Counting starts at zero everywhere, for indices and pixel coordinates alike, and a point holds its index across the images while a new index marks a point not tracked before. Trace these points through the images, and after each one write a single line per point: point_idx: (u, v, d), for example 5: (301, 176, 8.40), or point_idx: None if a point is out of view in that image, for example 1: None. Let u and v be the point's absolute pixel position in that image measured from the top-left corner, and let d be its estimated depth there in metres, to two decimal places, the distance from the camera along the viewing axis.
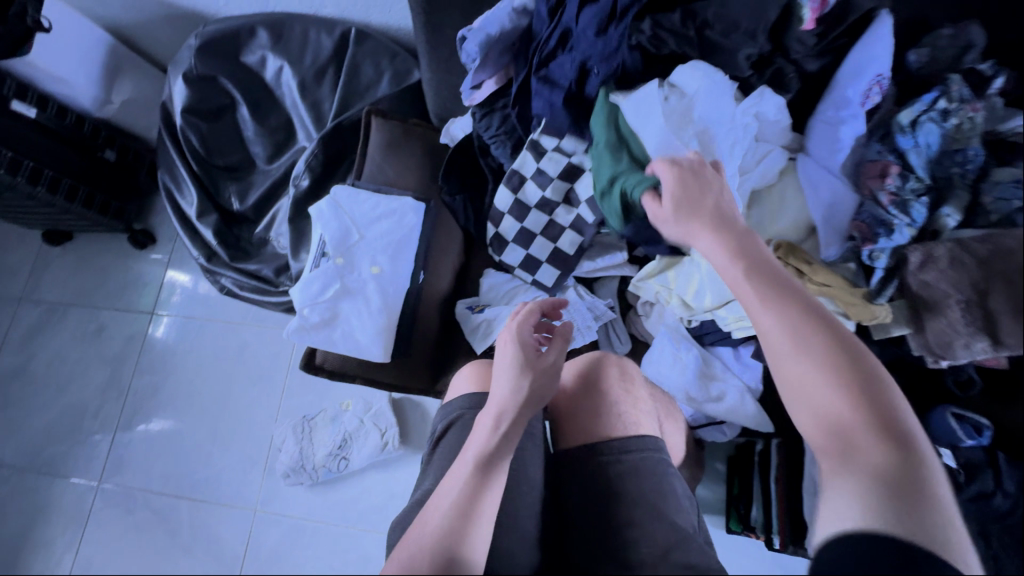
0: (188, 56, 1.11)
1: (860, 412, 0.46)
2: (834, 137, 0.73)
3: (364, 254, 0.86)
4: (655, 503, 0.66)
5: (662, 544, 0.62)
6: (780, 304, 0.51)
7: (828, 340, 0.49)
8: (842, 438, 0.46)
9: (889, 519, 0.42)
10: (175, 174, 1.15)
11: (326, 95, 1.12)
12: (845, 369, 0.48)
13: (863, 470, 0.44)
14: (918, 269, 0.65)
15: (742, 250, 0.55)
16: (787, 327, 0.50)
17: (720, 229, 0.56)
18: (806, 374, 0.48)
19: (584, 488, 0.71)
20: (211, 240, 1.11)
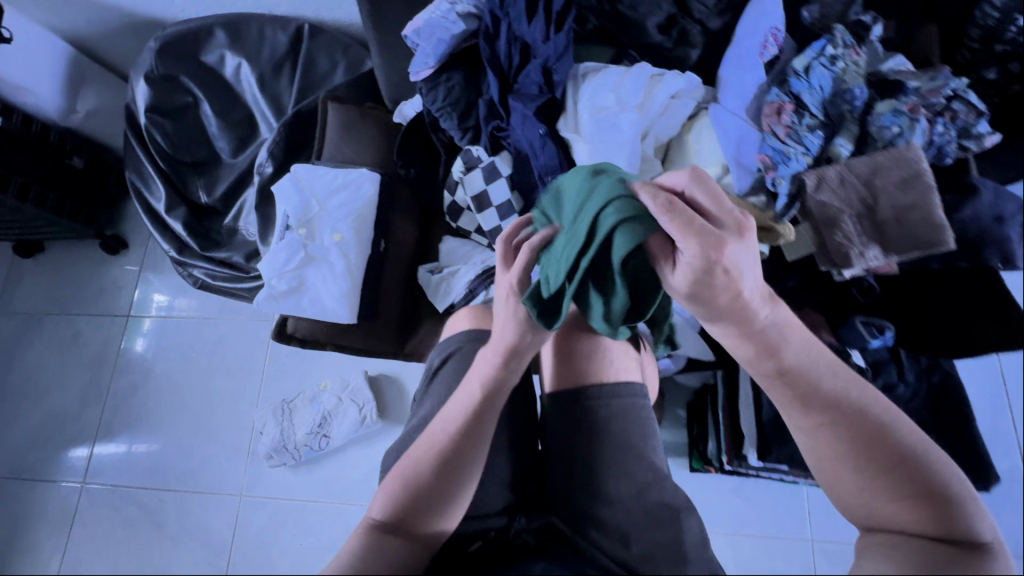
0: (148, 58, 1.16)
1: (918, 524, 0.47)
2: (738, 84, 0.82)
3: (325, 223, 0.92)
4: (640, 447, 0.68)
5: (640, 483, 0.66)
6: (830, 413, 0.51)
7: (885, 453, 0.49)
8: (855, 480, 0.50)
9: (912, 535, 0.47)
10: (143, 174, 1.20)
11: (284, 88, 1.19)
12: (844, 414, 0.51)
13: (880, 497, 0.49)
14: (814, 190, 0.74)
15: (781, 326, 0.52)
16: (839, 441, 0.50)
17: (737, 324, 0.51)
18: (860, 490, 0.49)
19: (567, 430, 0.70)
20: (181, 232, 1.17)
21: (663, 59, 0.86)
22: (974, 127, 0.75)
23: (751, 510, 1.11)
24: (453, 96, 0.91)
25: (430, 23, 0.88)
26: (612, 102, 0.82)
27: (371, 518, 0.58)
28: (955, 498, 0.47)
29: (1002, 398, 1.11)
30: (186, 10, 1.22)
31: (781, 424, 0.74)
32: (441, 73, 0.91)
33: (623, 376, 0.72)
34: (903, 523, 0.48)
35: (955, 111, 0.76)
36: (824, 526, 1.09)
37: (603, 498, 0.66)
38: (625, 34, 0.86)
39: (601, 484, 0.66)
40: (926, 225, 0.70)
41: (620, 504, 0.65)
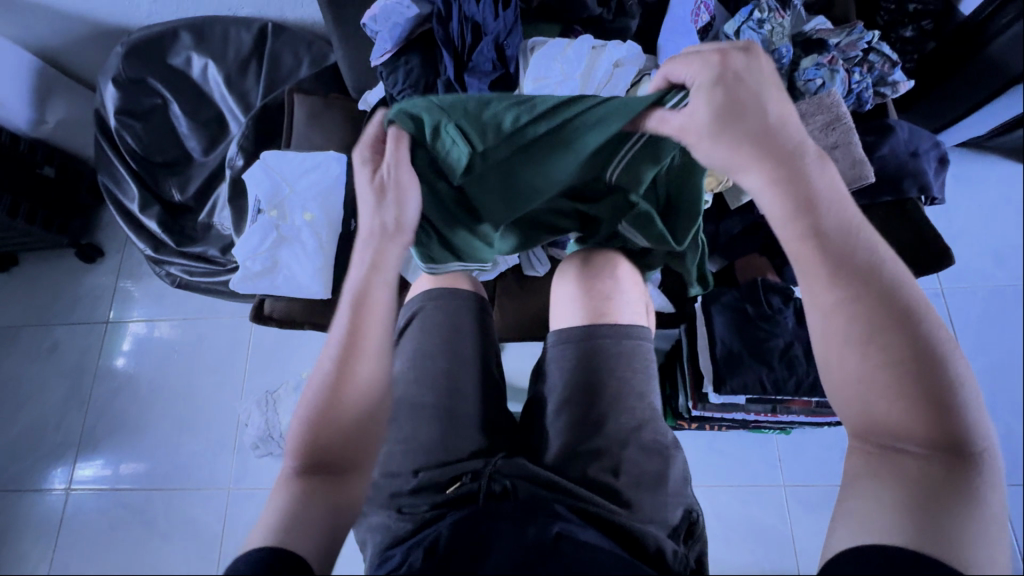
0: (115, 62, 1.20)
1: (916, 413, 0.45)
2: (674, 49, 0.88)
3: (296, 204, 0.96)
4: (635, 395, 0.68)
5: (633, 429, 0.66)
6: (862, 280, 0.47)
7: (906, 332, 0.46)
8: (863, 367, 0.47)
9: (898, 444, 0.46)
10: (115, 176, 1.22)
11: (252, 86, 1.23)
12: (881, 303, 0.47)
13: (886, 400, 0.47)
14: None
15: (824, 196, 0.49)
16: (865, 312, 0.47)
17: (772, 170, 0.50)
18: (866, 368, 0.47)
19: (575, 367, 0.69)
20: (156, 230, 1.19)
21: (604, 31, 0.94)
22: (889, 75, 0.85)
23: (724, 460, 1.16)
24: (413, 77, 0.95)
25: (386, 9, 0.93)
26: (555, 75, 0.88)
27: (291, 469, 0.55)
28: (961, 416, 0.45)
29: None
30: (152, 15, 1.25)
31: (732, 355, 0.80)
32: (400, 56, 0.96)
33: (631, 319, 0.72)
34: (899, 431, 0.46)
35: (872, 62, 0.85)
36: (795, 470, 1.15)
37: (601, 432, 0.66)
38: (567, 11, 0.92)
39: (602, 424, 0.66)
40: (849, 162, 0.76)
41: (615, 445, 0.65)
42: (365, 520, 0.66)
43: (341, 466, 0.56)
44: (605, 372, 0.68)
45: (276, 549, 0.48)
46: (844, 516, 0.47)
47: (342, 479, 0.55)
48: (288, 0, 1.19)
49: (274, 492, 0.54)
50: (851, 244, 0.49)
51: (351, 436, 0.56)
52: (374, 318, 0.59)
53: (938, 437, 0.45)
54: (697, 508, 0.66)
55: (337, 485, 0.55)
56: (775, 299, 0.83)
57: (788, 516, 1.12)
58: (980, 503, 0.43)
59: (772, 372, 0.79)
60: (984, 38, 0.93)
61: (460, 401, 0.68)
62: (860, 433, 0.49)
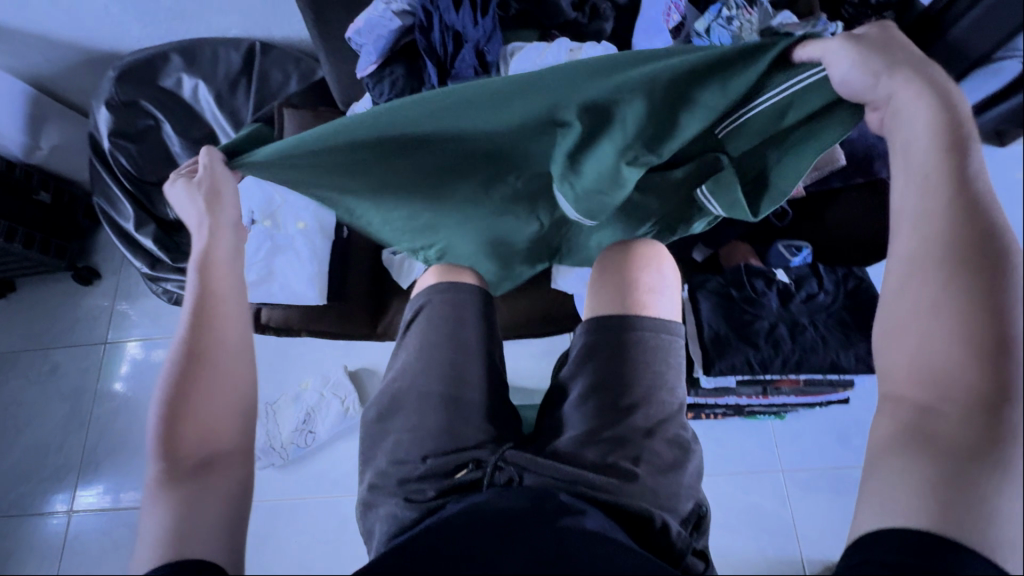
0: (108, 86, 1.23)
1: (978, 364, 0.41)
2: (649, 48, 0.93)
3: (288, 213, 0.99)
4: (664, 388, 0.68)
5: (654, 421, 0.66)
6: (964, 216, 0.46)
7: (991, 279, 0.43)
8: (938, 303, 0.44)
9: (931, 406, 0.43)
10: (111, 198, 1.24)
11: (242, 104, 1.26)
12: (966, 247, 0.44)
13: (942, 351, 0.43)
14: None
15: (948, 135, 0.48)
16: (957, 248, 0.45)
17: (920, 99, 0.50)
18: (944, 304, 0.44)
19: (608, 353, 0.69)
20: (153, 246, 1.21)
21: (580, 34, 0.98)
22: None
23: (722, 448, 1.18)
24: (399, 87, 0.98)
25: (370, 23, 0.94)
26: None
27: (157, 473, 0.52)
28: (1014, 382, 0.41)
29: None
30: (142, 41, 1.29)
31: (720, 339, 0.82)
32: (385, 67, 0.99)
33: (667, 315, 0.72)
34: (939, 387, 0.43)
35: None
36: (793, 454, 1.16)
37: (623, 422, 0.66)
38: (545, 17, 0.96)
39: (630, 412, 0.66)
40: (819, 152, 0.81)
41: (638, 436, 0.65)
42: (373, 509, 0.67)
43: (216, 457, 0.54)
44: (640, 364, 0.68)
45: (179, 561, 0.46)
46: (870, 491, 0.43)
47: (216, 469, 0.54)
48: (275, 20, 1.23)
49: (144, 513, 0.51)
50: (963, 183, 0.46)
51: (220, 426, 0.56)
52: (225, 315, 0.63)
53: (989, 398, 0.40)
54: (707, 504, 0.66)
55: (218, 475, 0.53)
56: (758, 283, 0.86)
57: (789, 501, 1.13)
58: (1008, 473, 0.39)
59: (758, 351, 0.81)
60: (942, 26, 0.97)
61: (465, 390, 0.69)
62: (904, 392, 0.45)
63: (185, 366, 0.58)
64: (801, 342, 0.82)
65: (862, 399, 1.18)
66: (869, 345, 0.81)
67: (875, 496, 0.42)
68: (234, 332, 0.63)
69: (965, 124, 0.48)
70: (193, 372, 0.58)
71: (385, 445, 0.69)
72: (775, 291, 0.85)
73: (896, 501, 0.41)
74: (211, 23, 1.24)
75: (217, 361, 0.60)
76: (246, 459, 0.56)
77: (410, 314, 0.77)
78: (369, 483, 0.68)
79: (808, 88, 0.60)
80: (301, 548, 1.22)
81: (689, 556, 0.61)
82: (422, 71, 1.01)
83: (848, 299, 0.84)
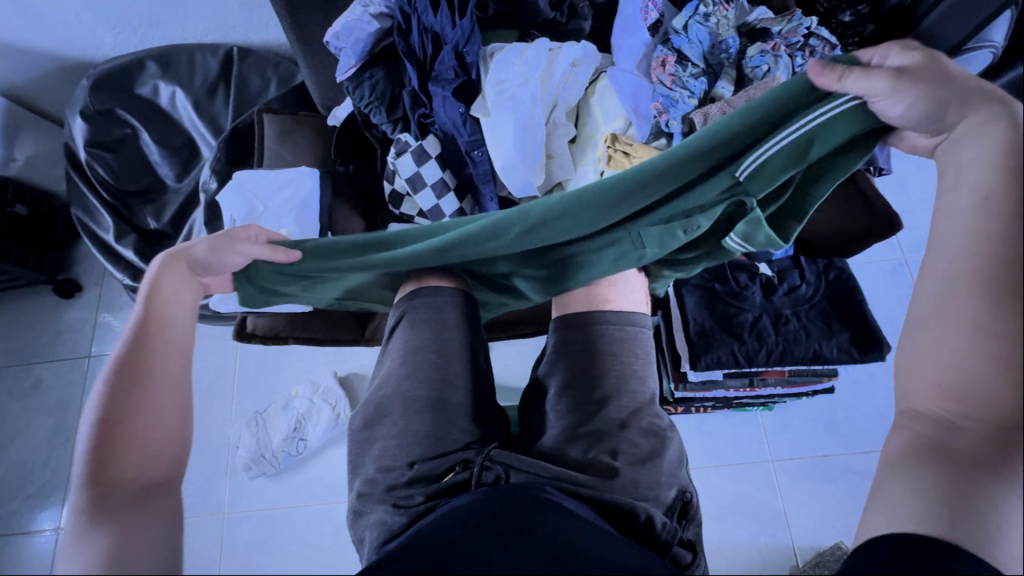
0: (83, 95, 1.20)
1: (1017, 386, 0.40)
2: (628, 46, 0.94)
3: (271, 220, 0.98)
4: (635, 380, 0.69)
5: (627, 413, 0.67)
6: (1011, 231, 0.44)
7: None
8: (980, 315, 0.43)
9: (953, 421, 0.42)
10: (89, 208, 1.22)
11: (221, 111, 1.25)
12: (1009, 264, 0.43)
13: (975, 369, 0.42)
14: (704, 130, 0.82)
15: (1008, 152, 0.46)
16: (1004, 260, 0.44)
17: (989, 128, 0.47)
18: (986, 320, 0.43)
19: (579, 351, 0.70)
20: (133, 257, 1.18)
21: (559, 33, 0.98)
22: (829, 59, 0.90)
23: (712, 440, 1.19)
24: (379, 90, 0.98)
25: (347, 26, 0.93)
26: (515, 77, 0.91)
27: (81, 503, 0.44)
28: None
29: None
30: (118, 48, 1.27)
31: (704, 332, 0.83)
32: (364, 70, 0.98)
33: (633, 310, 0.74)
34: (959, 403, 0.42)
35: (813, 46, 0.90)
36: (782, 444, 1.17)
37: (599, 418, 0.66)
38: (523, 17, 0.96)
39: (603, 404, 0.67)
40: None
41: (615, 428, 0.65)
42: (363, 517, 0.66)
43: (155, 482, 0.47)
44: (608, 357, 0.69)
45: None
46: (876, 500, 0.43)
47: (161, 491, 0.47)
48: (251, 25, 1.22)
49: (61, 547, 0.42)
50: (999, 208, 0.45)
51: (158, 449, 0.49)
52: (176, 331, 0.57)
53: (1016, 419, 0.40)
54: (691, 490, 0.66)
55: (154, 501, 0.46)
56: (742, 276, 0.87)
57: (779, 491, 1.14)
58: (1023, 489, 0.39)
59: (743, 345, 0.82)
60: (913, 19, 0.99)
61: (450, 391, 0.70)
62: (922, 407, 0.44)
63: (122, 377, 0.51)
64: (784, 332, 0.83)
65: (847, 388, 1.20)
66: (852, 334, 0.82)
67: (881, 509, 0.42)
68: (183, 353, 0.56)
69: None
70: (134, 383, 0.51)
71: (372, 452, 0.68)
72: (759, 283, 0.86)
73: (900, 509, 0.40)
74: (187, 29, 1.22)
75: (163, 378, 0.53)
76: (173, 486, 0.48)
77: (389, 321, 0.77)
78: (358, 491, 0.67)
79: (834, 118, 0.55)
80: (295, 556, 1.21)
81: (677, 546, 0.61)
82: (401, 75, 1.00)
83: (830, 288, 0.86)
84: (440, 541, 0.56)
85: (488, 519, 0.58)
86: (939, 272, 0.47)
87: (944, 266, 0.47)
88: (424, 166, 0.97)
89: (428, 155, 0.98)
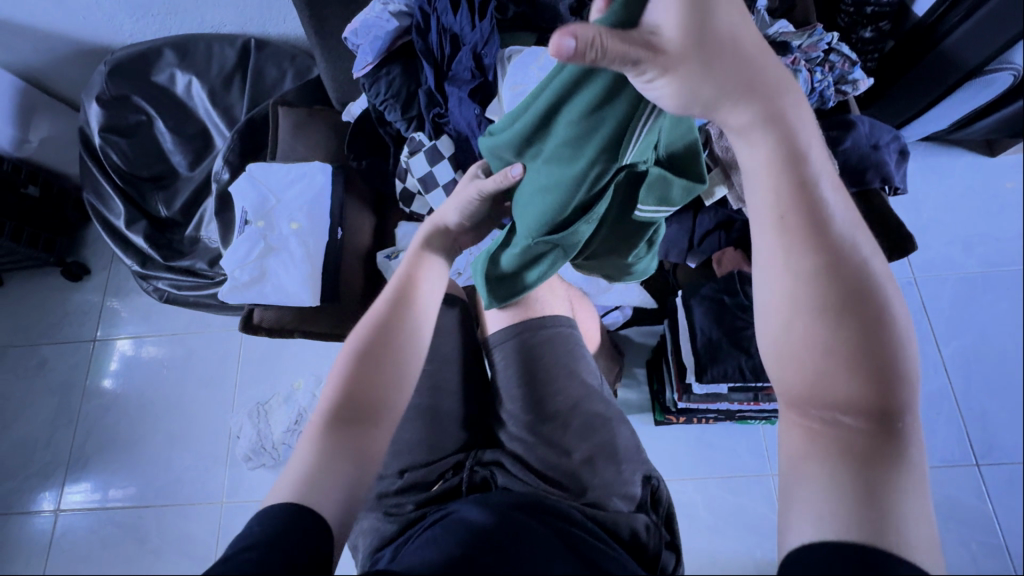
0: (100, 80, 1.21)
1: (859, 382, 0.43)
2: None
3: (282, 214, 0.99)
4: (567, 372, 0.73)
5: (592, 413, 0.70)
6: (805, 234, 0.46)
7: (836, 282, 0.45)
8: (824, 326, 0.44)
9: (841, 419, 0.44)
10: (100, 192, 1.23)
11: (236, 100, 1.25)
12: (834, 279, 0.45)
13: (835, 372, 0.44)
14: (718, 138, 0.87)
15: (789, 187, 0.47)
16: (820, 265, 0.45)
17: (809, 187, 0.47)
18: (808, 315, 0.45)
19: (506, 366, 0.75)
20: (144, 246, 1.20)
21: None
22: (849, 74, 0.91)
23: (713, 453, 1.19)
24: (396, 88, 0.99)
25: (366, 24, 0.93)
26: (533, 81, 0.86)
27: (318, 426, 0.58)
28: (891, 396, 0.43)
29: (924, 322, 1.24)
30: (136, 34, 1.27)
31: (712, 344, 0.84)
32: (382, 67, 0.98)
33: (549, 313, 0.78)
34: (835, 397, 0.44)
35: (833, 62, 0.91)
36: None
37: (567, 428, 0.70)
38: (543, 21, 0.96)
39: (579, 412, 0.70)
40: None
41: (601, 433, 0.69)
42: (357, 523, 0.68)
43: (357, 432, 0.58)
44: (546, 361, 0.74)
45: (304, 508, 0.50)
46: (795, 500, 0.43)
47: (365, 440, 0.58)
48: (270, 16, 1.22)
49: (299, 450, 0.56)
50: (810, 195, 0.47)
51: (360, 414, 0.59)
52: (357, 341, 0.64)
53: (876, 409, 0.43)
54: (655, 474, 0.68)
55: (369, 434, 0.58)
56: (752, 289, 0.87)
57: (777, 506, 1.13)
58: (902, 459, 0.42)
59: (750, 359, 0.83)
60: (935, 38, 0.99)
61: (442, 400, 0.73)
62: (805, 406, 0.46)
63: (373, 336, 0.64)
64: None
65: None
66: None
67: (808, 508, 0.42)
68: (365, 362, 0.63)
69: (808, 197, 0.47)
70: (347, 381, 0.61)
71: None
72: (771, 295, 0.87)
73: (820, 514, 0.41)
74: (204, 18, 1.23)
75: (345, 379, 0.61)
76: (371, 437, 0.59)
77: None
78: None
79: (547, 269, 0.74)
80: None
81: (662, 552, 0.62)
82: (421, 71, 1.00)
83: None
84: (429, 547, 0.57)
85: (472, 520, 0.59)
86: (771, 260, 0.48)
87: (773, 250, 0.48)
88: (438, 165, 0.99)
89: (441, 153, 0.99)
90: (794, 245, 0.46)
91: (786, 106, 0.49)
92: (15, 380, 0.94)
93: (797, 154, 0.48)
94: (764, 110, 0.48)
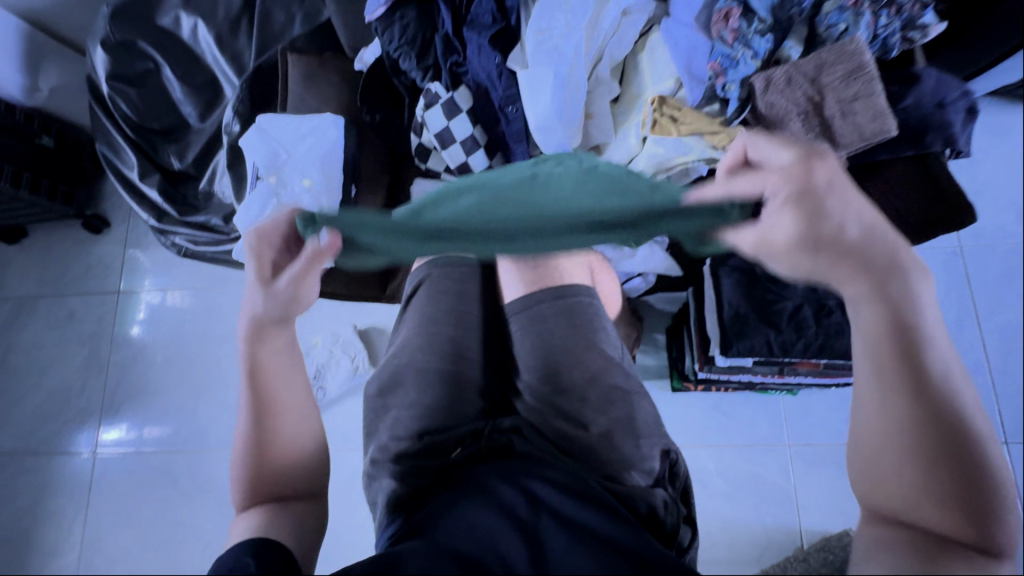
0: (104, 24, 1.16)
1: (963, 519, 0.41)
2: None
3: (294, 170, 0.96)
4: (586, 343, 0.70)
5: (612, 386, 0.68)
6: (904, 387, 0.43)
7: (938, 418, 0.42)
8: (923, 452, 0.42)
9: (937, 530, 0.41)
10: (113, 145, 1.22)
11: (244, 46, 1.18)
12: (937, 418, 0.42)
13: (932, 497, 0.41)
14: (763, 92, 0.80)
15: (891, 330, 0.44)
16: (924, 408, 0.42)
17: (912, 327, 0.44)
18: (903, 454, 0.43)
19: (525, 337, 0.72)
20: (159, 199, 1.19)
21: None
22: (919, 18, 0.79)
23: (730, 421, 1.17)
24: (410, 34, 0.92)
25: None
26: (559, 27, 0.85)
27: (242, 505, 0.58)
28: (989, 527, 0.41)
29: (965, 296, 1.17)
30: None
31: (739, 318, 0.80)
32: (395, 11, 0.92)
33: (569, 281, 0.74)
34: (932, 520, 0.41)
35: (901, 4, 0.79)
36: (802, 429, 1.15)
37: (582, 403, 0.67)
38: None
39: (602, 383, 0.68)
40: (869, 115, 0.75)
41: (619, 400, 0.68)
42: (376, 482, 0.67)
43: (295, 494, 0.60)
44: (565, 331, 0.71)
45: (263, 539, 0.53)
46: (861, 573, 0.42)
47: (295, 503, 0.59)
48: None
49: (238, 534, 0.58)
50: (907, 328, 0.44)
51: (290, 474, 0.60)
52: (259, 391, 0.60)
53: (972, 539, 0.41)
54: (674, 449, 0.68)
55: (297, 508, 0.59)
56: None
57: (793, 475, 1.13)
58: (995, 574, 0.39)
59: (779, 334, 0.79)
60: None
61: (461, 367, 0.71)
62: (896, 513, 0.43)
63: (253, 440, 0.59)
64: (829, 316, 0.78)
65: None
66: None
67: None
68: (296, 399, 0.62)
69: (910, 333, 0.44)
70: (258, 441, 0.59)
71: (385, 421, 0.70)
72: (806, 264, 0.82)
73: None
74: None
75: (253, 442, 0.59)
76: (316, 499, 0.62)
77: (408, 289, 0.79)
78: (371, 457, 0.69)
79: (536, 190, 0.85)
80: None
81: (681, 527, 0.63)
82: (438, 17, 0.94)
83: None
84: (462, 530, 0.55)
85: (510, 511, 0.57)
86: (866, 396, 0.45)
87: (859, 349, 0.46)
88: (455, 120, 0.94)
89: (458, 107, 0.94)
90: (894, 391, 0.43)
91: (892, 248, 0.46)
92: (43, 330, 0.96)
93: (901, 286, 0.45)
94: (878, 287, 0.45)
